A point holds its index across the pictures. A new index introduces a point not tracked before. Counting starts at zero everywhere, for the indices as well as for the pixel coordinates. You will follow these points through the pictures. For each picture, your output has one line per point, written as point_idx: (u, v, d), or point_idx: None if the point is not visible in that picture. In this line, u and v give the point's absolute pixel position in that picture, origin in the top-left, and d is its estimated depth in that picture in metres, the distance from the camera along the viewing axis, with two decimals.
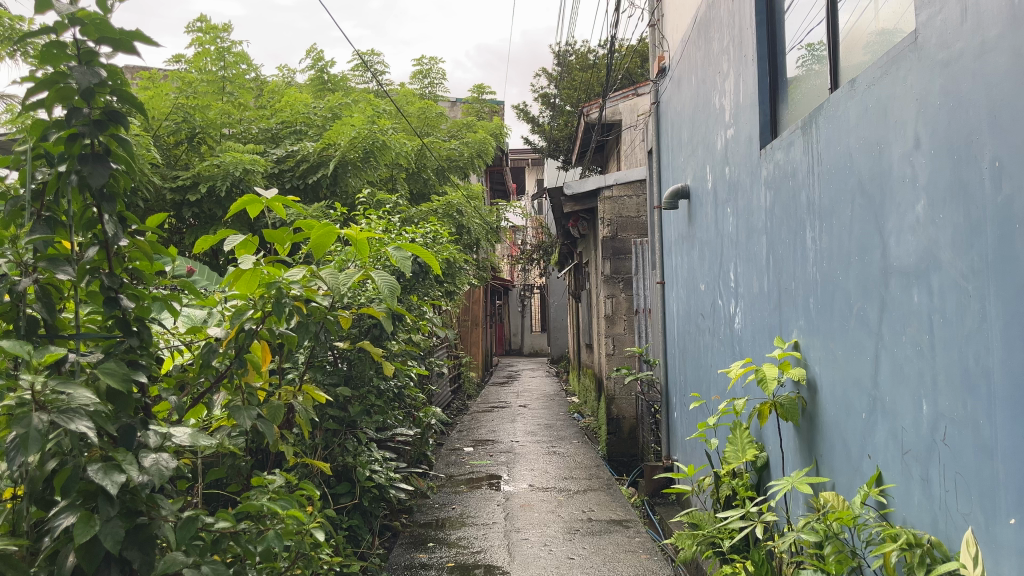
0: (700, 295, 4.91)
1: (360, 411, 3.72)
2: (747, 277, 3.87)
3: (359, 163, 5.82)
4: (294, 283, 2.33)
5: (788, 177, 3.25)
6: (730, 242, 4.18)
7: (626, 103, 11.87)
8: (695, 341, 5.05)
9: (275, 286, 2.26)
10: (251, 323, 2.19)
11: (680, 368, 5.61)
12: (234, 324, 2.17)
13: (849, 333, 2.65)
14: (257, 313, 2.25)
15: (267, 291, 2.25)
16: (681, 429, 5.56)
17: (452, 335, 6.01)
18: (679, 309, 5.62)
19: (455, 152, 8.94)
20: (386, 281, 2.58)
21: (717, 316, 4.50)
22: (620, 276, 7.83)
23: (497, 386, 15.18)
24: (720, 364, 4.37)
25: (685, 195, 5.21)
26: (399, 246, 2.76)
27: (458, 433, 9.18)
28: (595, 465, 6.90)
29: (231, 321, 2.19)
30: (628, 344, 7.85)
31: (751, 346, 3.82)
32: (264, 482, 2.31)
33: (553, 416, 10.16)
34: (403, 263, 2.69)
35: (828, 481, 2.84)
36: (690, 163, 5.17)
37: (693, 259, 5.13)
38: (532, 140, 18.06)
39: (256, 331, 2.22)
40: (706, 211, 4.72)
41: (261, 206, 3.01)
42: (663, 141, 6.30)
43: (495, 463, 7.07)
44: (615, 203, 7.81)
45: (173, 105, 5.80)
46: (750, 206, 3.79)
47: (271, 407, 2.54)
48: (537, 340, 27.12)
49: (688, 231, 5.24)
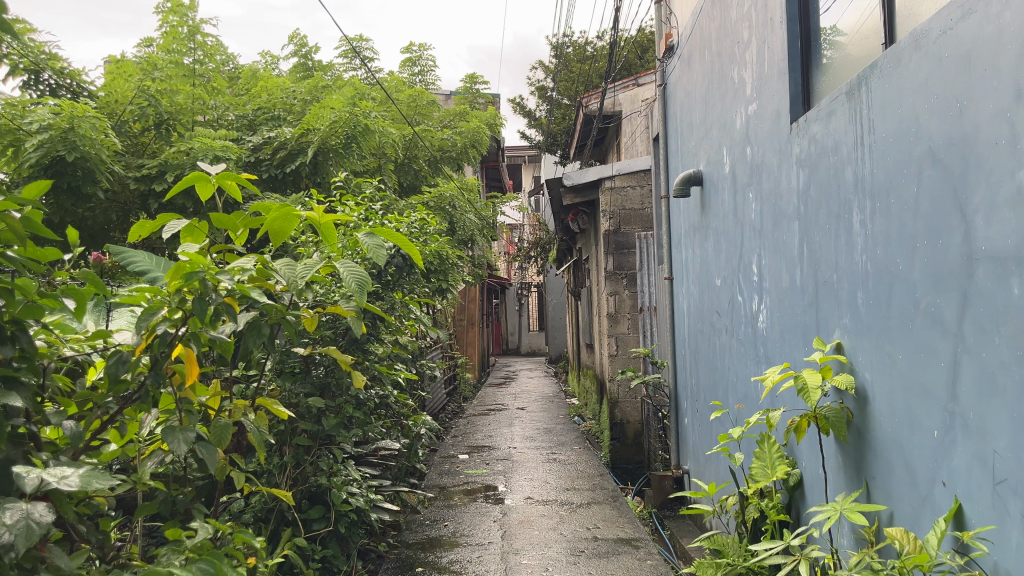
0: (716, 291, 4.47)
1: (336, 423, 3.27)
2: (774, 269, 3.43)
3: (341, 150, 5.38)
4: (225, 275, 1.86)
5: (828, 152, 2.80)
6: (753, 231, 3.74)
7: (627, 93, 11.42)
8: (710, 340, 4.62)
9: (198, 280, 1.79)
10: (166, 327, 1.75)
11: (693, 370, 5.18)
12: (144, 330, 1.72)
13: (913, 334, 2.20)
14: (175, 313, 1.80)
15: (188, 286, 1.79)
16: (695, 438, 5.12)
17: (444, 335, 5.57)
18: (690, 306, 5.18)
19: (447, 142, 8.49)
20: (355, 275, 2.12)
21: (736, 314, 4.06)
22: (624, 272, 7.38)
23: (493, 388, 14.74)
24: (741, 367, 3.94)
25: (697, 181, 4.76)
26: (371, 232, 2.29)
27: (453, 439, 8.72)
28: (599, 474, 6.45)
29: (140, 325, 1.73)
30: (632, 345, 7.40)
31: (779, 348, 3.38)
32: (186, 535, 1.85)
33: (552, 420, 9.72)
34: (375, 254, 2.22)
35: (885, 509, 2.39)
36: (703, 146, 4.73)
37: (707, 250, 4.69)
38: (529, 134, 17.59)
39: (174, 337, 1.78)
40: (722, 197, 4.28)
41: (210, 185, 2.54)
42: (671, 125, 5.85)
43: (493, 473, 6.61)
44: (617, 195, 7.38)
45: (136, 88, 5.32)
46: (778, 189, 3.34)
47: (217, 427, 2.12)
48: (535, 339, 26.69)
49: (701, 220, 4.80)
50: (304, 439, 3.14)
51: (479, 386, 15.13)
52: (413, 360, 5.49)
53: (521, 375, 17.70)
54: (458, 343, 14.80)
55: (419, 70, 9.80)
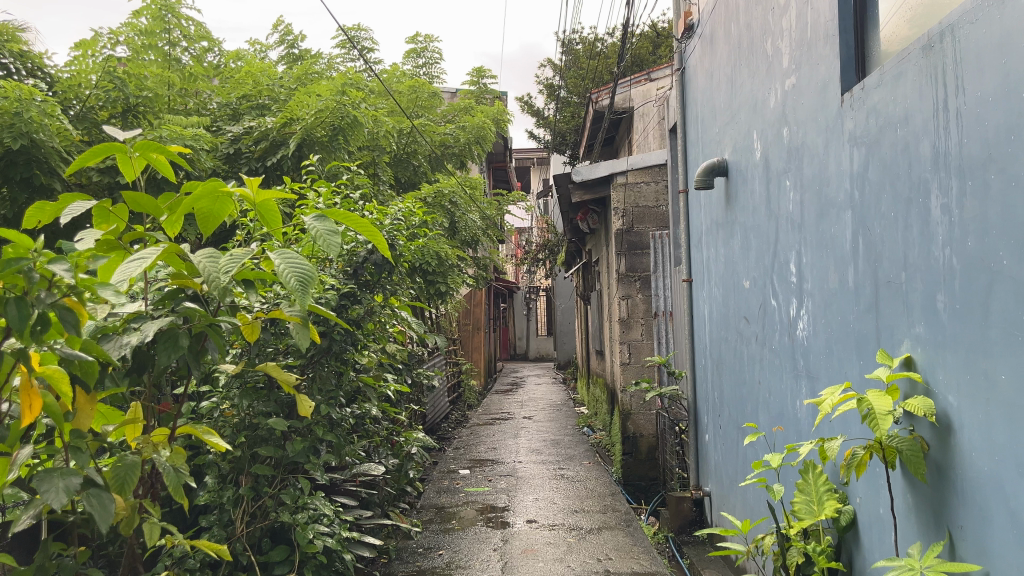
0: (743, 294, 3.97)
1: (304, 447, 2.78)
2: (817, 268, 2.93)
3: (327, 143, 4.87)
4: (64, 267, 1.50)
5: (893, 124, 2.30)
6: (790, 224, 3.23)
7: (639, 88, 10.91)
8: (737, 350, 4.13)
9: (22, 274, 1.44)
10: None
11: (715, 382, 4.68)
12: None
13: (1023, 348, 1.70)
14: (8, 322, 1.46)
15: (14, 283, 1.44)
16: (720, 457, 4.61)
17: (441, 341, 5.08)
18: (712, 311, 4.67)
19: (449, 137, 8.02)
20: (298, 268, 1.66)
21: (770, 320, 3.56)
22: (637, 274, 6.87)
23: (500, 395, 14.24)
24: (777, 381, 3.43)
25: (722, 172, 4.27)
26: (320, 213, 1.82)
27: (454, 451, 8.23)
28: (609, 492, 5.95)
29: None
30: (647, 353, 6.89)
31: (825, 361, 2.87)
32: None
33: (560, 431, 9.21)
34: (325, 241, 1.75)
35: (977, 570, 1.89)
36: (729, 132, 4.23)
37: (733, 249, 4.19)
38: (538, 134, 17.13)
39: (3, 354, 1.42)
40: (753, 187, 3.78)
41: (134, 165, 2.03)
42: (690, 113, 5.37)
43: (495, 491, 6.11)
44: (630, 192, 6.88)
45: (104, 71, 4.87)
46: (824, 174, 2.85)
47: (122, 466, 1.64)
48: (544, 344, 26.20)
49: (726, 216, 4.31)
50: (264, 468, 2.65)
51: (485, 392, 14.64)
52: (405, 370, 5.03)
53: (529, 382, 17.15)
54: (463, 348, 14.33)
55: (424, 62, 9.33)
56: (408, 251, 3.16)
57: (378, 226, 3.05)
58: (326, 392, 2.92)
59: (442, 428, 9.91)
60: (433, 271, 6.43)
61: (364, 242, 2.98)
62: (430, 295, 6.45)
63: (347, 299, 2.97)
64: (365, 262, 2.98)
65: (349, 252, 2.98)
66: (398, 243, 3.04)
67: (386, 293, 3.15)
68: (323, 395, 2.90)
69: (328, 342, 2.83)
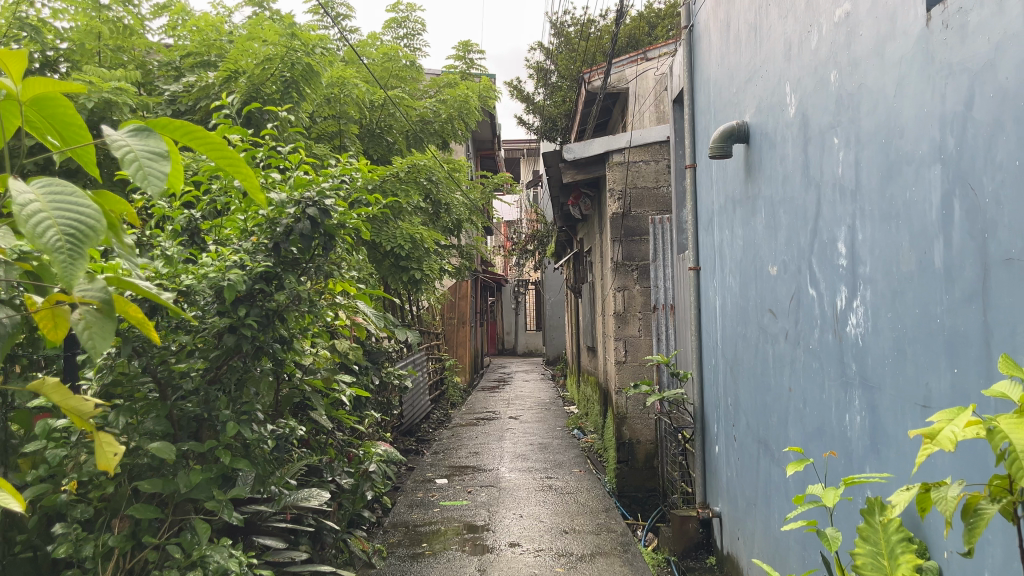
0: (770, 282, 3.31)
1: (204, 480, 2.10)
2: (882, 247, 2.25)
3: (278, 100, 4.24)
4: None
5: (1020, 36, 1.62)
6: (838, 192, 2.56)
7: (635, 68, 10.22)
8: (760, 349, 3.46)
9: None
10: None
11: (729, 386, 4.02)
12: None
13: None
14: None
15: None
16: (734, 475, 3.95)
17: (412, 337, 4.41)
18: (727, 303, 4.01)
19: (429, 112, 7.32)
20: (72, 225, 1.11)
21: (807, 313, 2.89)
22: (634, 263, 6.22)
23: (484, 393, 13.57)
24: (819, 390, 2.77)
25: (742, 137, 3.59)
26: (135, 125, 1.11)
27: (433, 456, 7.56)
28: (603, 507, 5.28)
29: None
30: (645, 350, 6.22)
31: (893, 367, 2.20)
32: None
33: (548, 433, 8.54)
34: (138, 175, 1.04)
35: None
36: (751, 90, 3.55)
37: (755, 228, 3.52)
38: (528, 120, 16.45)
39: None
40: (784, 152, 3.10)
41: None
42: (698, 78, 4.70)
43: (474, 506, 5.43)
44: (627, 171, 6.21)
45: (16, 17, 4.14)
46: (895, 121, 2.17)
47: None
48: (532, 339, 25.58)
49: (747, 190, 3.63)
50: (145, 509, 1.97)
51: (469, 389, 13.97)
52: (369, 368, 4.34)
53: (516, 378, 16.49)
54: (446, 343, 13.66)
55: (405, 33, 8.60)
56: (350, 220, 2.49)
57: (308, 187, 2.39)
58: (239, 406, 2.25)
59: (422, 429, 9.24)
60: (408, 257, 5.77)
61: (288, 207, 2.31)
62: (403, 284, 5.78)
63: (266, 281, 2.31)
64: (290, 232, 2.31)
65: (270, 220, 2.31)
66: (335, 211, 2.37)
67: (323, 275, 2.49)
68: (234, 409, 2.23)
69: (236, 341, 2.17)
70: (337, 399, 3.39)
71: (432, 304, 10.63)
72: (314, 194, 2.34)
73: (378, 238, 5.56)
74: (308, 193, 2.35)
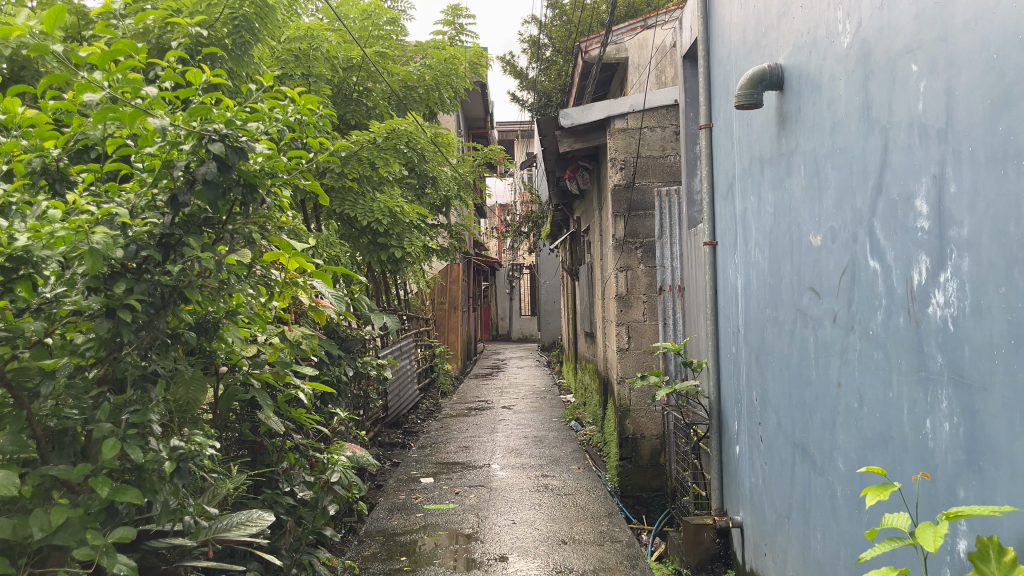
0: (813, 255, 2.74)
1: (73, 519, 1.56)
2: (989, 201, 1.69)
3: (230, 48, 3.87)
4: None
5: None
6: (921, 135, 1.99)
7: (634, 37, 9.56)
8: (797, 335, 2.90)
9: None
10: None
11: (755, 378, 3.47)
12: None
13: None
14: None
15: None
16: (761, 481, 3.41)
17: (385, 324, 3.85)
18: (754, 281, 3.45)
19: (412, 75, 6.69)
20: None
21: (865, 290, 2.33)
22: (639, 240, 5.66)
23: (476, 381, 13.03)
24: (885, 386, 2.21)
25: (775, 83, 3.02)
26: None
27: (419, 451, 7.03)
28: (606, 512, 4.74)
29: None
30: (650, 337, 5.66)
31: (1005, 360, 1.64)
32: None
33: (543, 425, 8.00)
34: None
35: None
36: (786, 27, 2.97)
37: (792, 191, 2.95)
38: (521, 97, 15.84)
39: None
40: (835, 94, 2.52)
41: None
42: (713, 24, 4.11)
43: (462, 510, 4.88)
44: (631, 139, 5.65)
45: None
46: (1012, 30, 1.60)
47: None
48: (527, 324, 25.06)
49: (780, 146, 3.06)
50: None
51: (461, 377, 13.44)
52: (341, 357, 4.11)
53: (510, 365, 15.93)
54: (437, 330, 13.12)
55: None
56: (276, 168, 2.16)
57: (210, 117, 2.00)
58: (126, 417, 1.73)
59: (409, 421, 8.70)
60: (388, 233, 5.20)
61: (186, 145, 1.96)
62: (382, 264, 5.21)
63: (164, 249, 1.97)
64: (193, 184, 1.97)
65: (167, 164, 1.96)
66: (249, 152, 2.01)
67: (244, 236, 2.18)
68: (117, 424, 1.72)
69: (112, 329, 1.76)
70: (292, 395, 2.89)
71: (420, 288, 10.05)
72: (219, 127, 1.97)
73: (353, 212, 4.97)
74: (211, 126, 1.97)
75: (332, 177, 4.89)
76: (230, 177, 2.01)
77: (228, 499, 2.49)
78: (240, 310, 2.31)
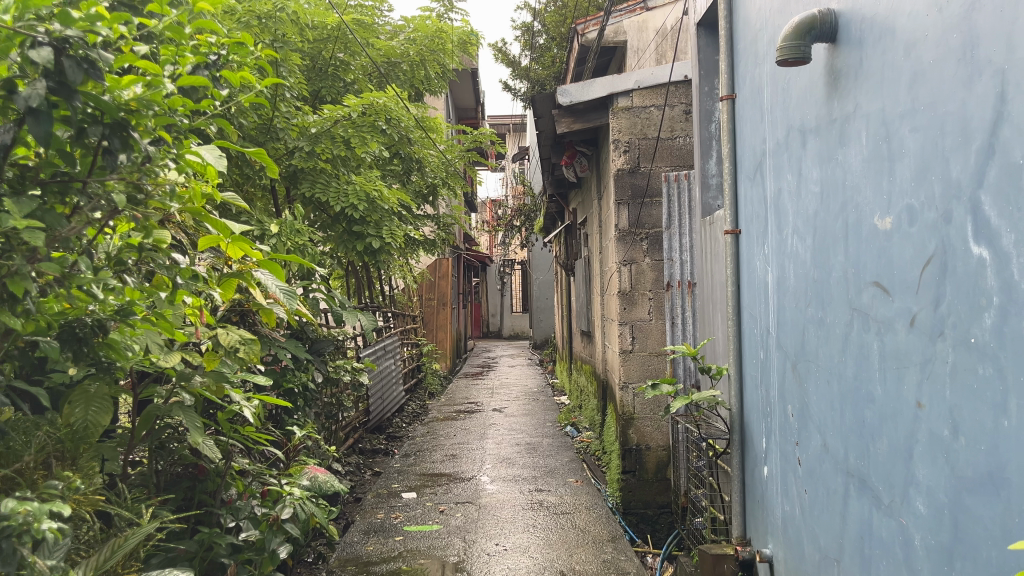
0: (880, 242, 2.20)
1: None
2: None
3: None
4: None
5: None
6: None
7: (634, 19, 8.86)
8: (854, 340, 2.37)
9: None
10: None
11: (791, 390, 2.94)
12: None
13: None
14: None
15: None
16: (798, 512, 2.88)
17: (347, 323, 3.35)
18: (792, 275, 2.91)
19: (396, 50, 6.15)
20: None
21: (964, 286, 1.79)
22: (644, 231, 5.14)
23: (466, 381, 12.48)
24: (996, 411, 1.67)
25: (827, 33, 2.48)
26: None
27: (402, 460, 6.49)
28: (609, 536, 4.22)
29: None
30: (656, 337, 5.14)
31: None
32: None
33: (536, 430, 7.46)
34: None
35: None
36: None
37: (848, 164, 2.40)
38: (514, 85, 15.27)
39: None
40: (919, 35, 1.98)
41: None
42: None
43: (447, 532, 4.34)
44: (636, 118, 5.12)
45: None
46: None
47: None
48: (518, 322, 24.51)
49: (830, 111, 2.52)
50: None
51: (450, 376, 12.89)
52: (308, 361, 3.83)
53: (502, 363, 15.39)
54: (425, 327, 12.57)
55: None
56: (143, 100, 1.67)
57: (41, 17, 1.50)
58: None
59: (393, 425, 8.16)
60: (364, 220, 4.67)
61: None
62: (359, 254, 4.67)
63: None
64: (20, 118, 1.51)
65: None
66: (96, 62, 1.52)
67: (105, 200, 1.69)
68: None
69: None
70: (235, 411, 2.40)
71: (406, 283, 9.51)
72: (52, 26, 1.47)
73: (325, 196, 4.39)
74: (40, 25, 1.47)
75: (302, 156, 4.34)
76: (75, 106, 1.51)
77: (139, 551, 1.98)
78: (138, 310, 1.81)
